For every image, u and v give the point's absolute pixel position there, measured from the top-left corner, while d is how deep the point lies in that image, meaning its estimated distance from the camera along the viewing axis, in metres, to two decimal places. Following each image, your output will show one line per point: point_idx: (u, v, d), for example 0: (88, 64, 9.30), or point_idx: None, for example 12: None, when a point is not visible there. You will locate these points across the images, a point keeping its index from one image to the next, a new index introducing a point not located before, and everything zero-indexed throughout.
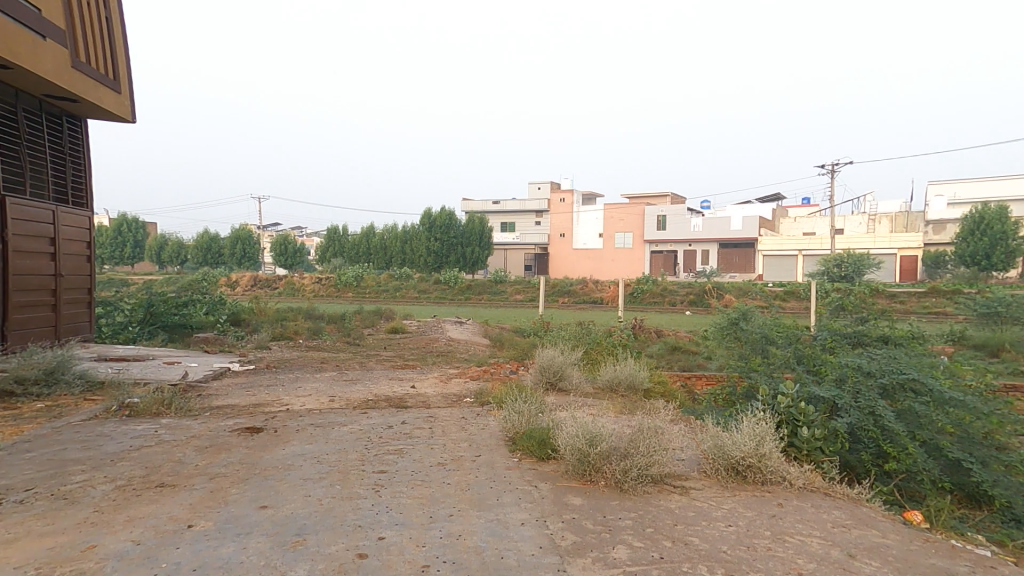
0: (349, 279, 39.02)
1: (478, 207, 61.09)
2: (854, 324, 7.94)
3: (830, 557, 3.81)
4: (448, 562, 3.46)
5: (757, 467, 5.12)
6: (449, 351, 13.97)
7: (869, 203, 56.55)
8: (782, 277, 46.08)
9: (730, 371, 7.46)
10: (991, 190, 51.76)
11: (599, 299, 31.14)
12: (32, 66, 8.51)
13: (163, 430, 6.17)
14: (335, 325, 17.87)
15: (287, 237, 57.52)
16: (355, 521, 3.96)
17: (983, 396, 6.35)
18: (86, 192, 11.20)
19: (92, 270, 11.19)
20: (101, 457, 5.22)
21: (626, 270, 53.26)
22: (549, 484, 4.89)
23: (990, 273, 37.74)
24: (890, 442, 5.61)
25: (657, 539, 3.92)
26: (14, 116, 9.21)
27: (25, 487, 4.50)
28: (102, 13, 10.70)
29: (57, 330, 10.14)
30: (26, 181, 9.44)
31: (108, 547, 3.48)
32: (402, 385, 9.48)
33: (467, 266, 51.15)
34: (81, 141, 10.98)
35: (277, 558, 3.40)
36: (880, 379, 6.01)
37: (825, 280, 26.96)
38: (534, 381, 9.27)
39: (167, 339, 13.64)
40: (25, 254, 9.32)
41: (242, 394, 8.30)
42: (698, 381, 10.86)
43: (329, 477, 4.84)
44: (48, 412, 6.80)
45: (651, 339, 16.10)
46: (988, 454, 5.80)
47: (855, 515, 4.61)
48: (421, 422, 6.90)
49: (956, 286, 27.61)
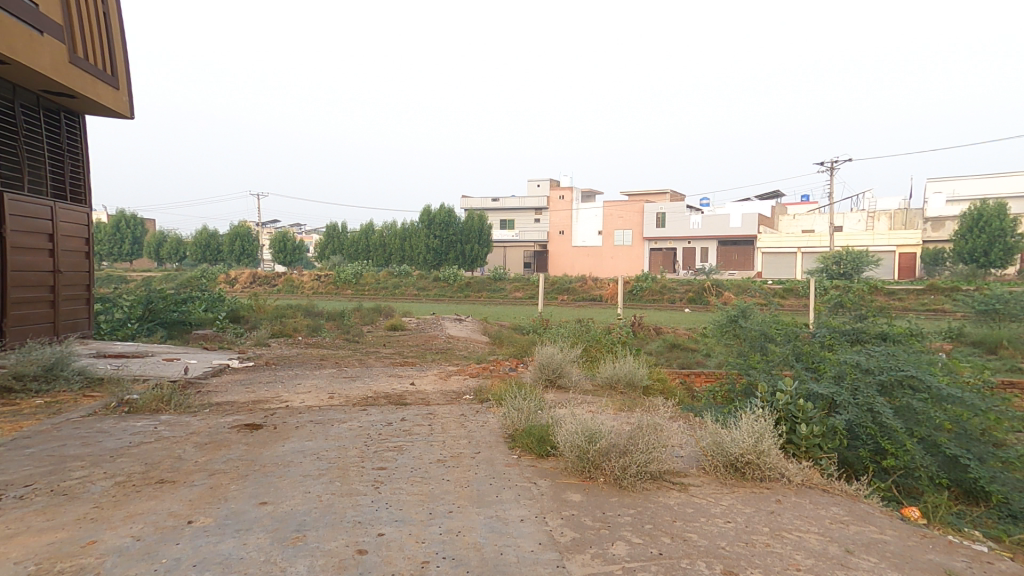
0: (348, 276, 39.01)
1: (477, 204, 61.06)
2: (853, 321, 7.95)
3: (828, 553, 3.82)
4: (448, 558, 3.47)
5: (755, 464, 5.14)
6: (448, 348, 13.98)
7: (868, 201, 56.58)
8: (781, 275, 46.11)
9: (729, 368, 7.45)
10: (990, 188, 51.74)
11: (598, 297, 31.14)
12: (29, 61, 8.48)
13: (163, 426, 6.17)
14: (334, 322, 17.90)
15: (287, 236, 57.56)
16: (355, 517, 3.97)
17: (981, 392, 6.36)
18: (85, 188, 11.18)
19: (91, 267, 11.19)
20: (101, 453, 5.23)
21: (626, 268, 52.78)
22: (549, 480, 4.91)
23: (989, 270, 37.80)
24: (889, 438, 5.62)
25: (656, 535, 3.94)
26: (11, 111, 9.19)
27: (25, 482, 4.51)
28: (100, 8, 10.68)
29: (56, 326, 10.13)
30: (24, 177, 9.42)
31: (109, 543, 3.48)
32: (401, 382, 9.50)
33: (466, 263, 51.17)
34: (79, 137, 10.96)
35: (276, 554, 3.41)
36: (878, 376, 6.01)
37: (824, 277, 26.98)
38: (533, 378, 9.28)
39: (166, 336, 13.65)
40: (23, 250, 9.31)
41: (241, 391, 8.31)
42: (697, 379, 10.88)
43: (329, 473, 4.85)
44: (47, 408, 6.81)
45: (650, 336, 16.12)
46: (984, 451, 5.83)
47: (852, 511, 4.63)
48: (420, 419, 6.91)
49: (954, 283, 27.62)
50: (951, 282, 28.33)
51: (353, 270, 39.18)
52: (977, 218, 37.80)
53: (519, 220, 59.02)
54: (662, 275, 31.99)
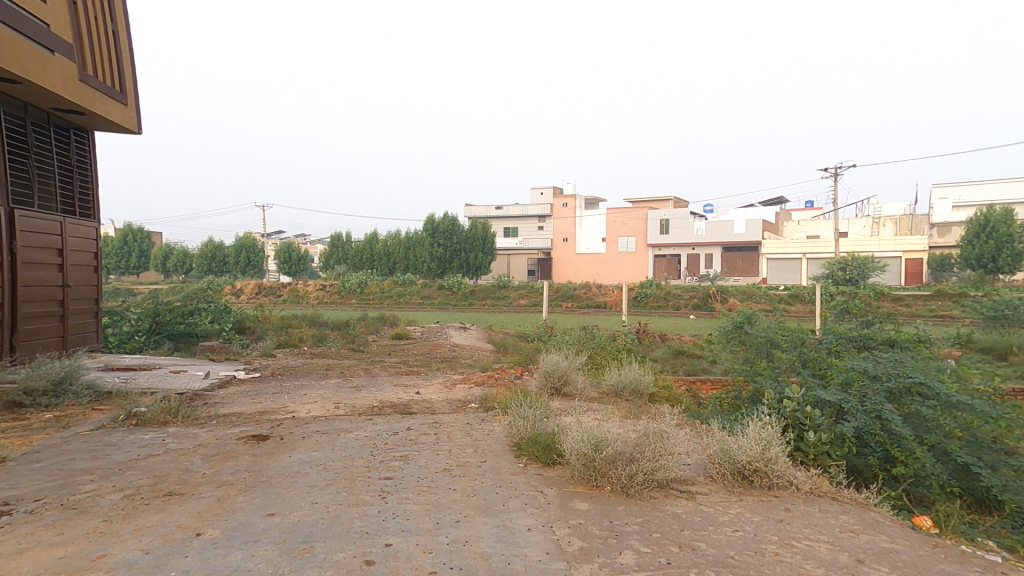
0: (353, 284, 39.23)
1: (481, 212, 61.36)
2: (860, 327, 7.91)
3: (839, 562, 3.80)
4: (455, 568, 3.47)
5: (763, 472, 5.11)
6: (453, 357, 14.01)
7: (874, 206, 56.52)
8: (785, 280, 45.88)
9: (735, 375, 7.37)
10: (997, 193, 51.60)
11: (603, 304, 31.20)
12: (41, 80, 8.62)
13: (171, 439, 6.19)
14: (340, 331, 17.93)
15: (293, 245, 57.88)
16: (362, 528, 3.97)
17: (991, 399, 6.34)
18: (94, 202, 11.27)
19: (99, 280, 11.25)
20: (110, 466, 5.25)
21: (632, 274, 52.98)
22: (555, 489, 4.90)
23: (996, 276, 37.64)
24: (898, 446, 5.60)
25: (664, 544, 3.92)
26: (22, 129, 9.27)
27: (35, 497, 4.53)
28: (109, 27, 10.82)
29: (65, 341, 10.18)
30: (35, 194, 9.47)
31: (119, 556, 3.49)
32: (406, 391, 9.50)
33: (471, 271, 51.52)
34: (88, 153, 11.07)
35: (285, 566, 3.41)
36: (886, 383, 5.98)
37: (830, 283, 27.00)
38: (538, 386, 9.26)
39: (172, 348, 13.73)
40: (33, 265, 9.37)
41: (248, 402, 8.34)
42: (703, 385, 10.83)
43: (335, 484, 4.85)
44: (57, 422, 6.84)
45: (655, 342, 16.10)
46: (996, 459, 5.75)
47: (863, 520, 4.59)
48: (426, 428, 6.90)
49: (964, 289, 27.47)
50: (958, 288, 28.20)
51: (359, 279, 39.53)
52: (983, 223, 37.82)
53: (523, 228, 59.11)
54: (667, 281, 32.05)
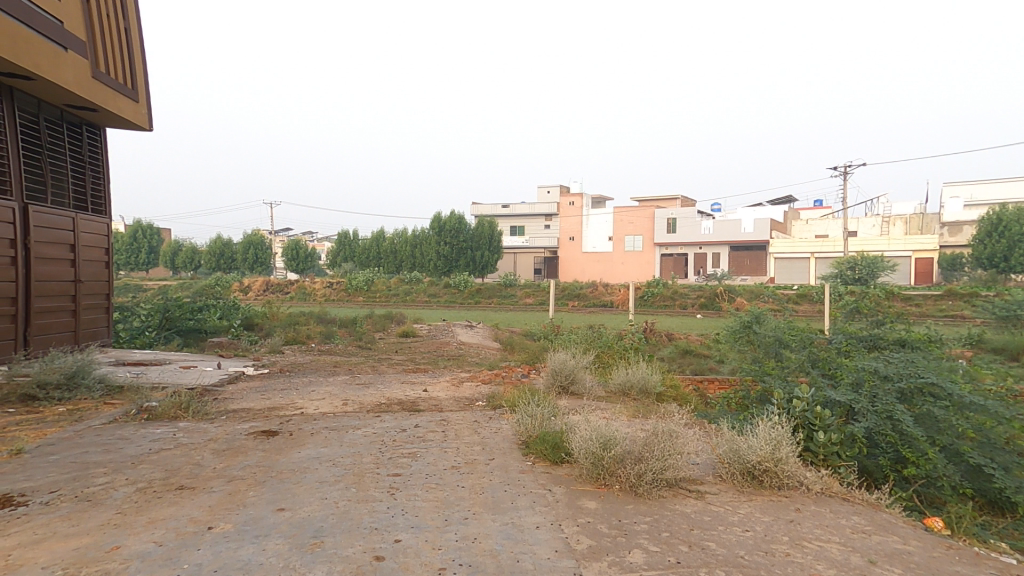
0: (360, 283, 39.61)
1: (488, 211, 61.44)
2: (870, 327, 7.84)
3: (851, 563, 3.78)
4: (465, 565, 3.48)
5: (773, 472, 5.09)
6: (460, 355, 14.02)
7: (884, 205, 56.18)
8: (793, 279, 45.77)
9: (743, 375, 7.31)
10: (1009, 193, 51.15)
11: (610, 303, 31.20)
12: (55, 78, 8.69)
13: (181, 433, 6.22)
14: (347, 329, 18.01)
15: (302, 241, 57.80)
16: (372, 523, 3.98)
17: (1003, 399, 6.28)
18: (106, 199, 11.33)
19: (110, 276, 11.32)
20: (123, 459, 5.29)
21: (638, 274, 52.98)
22: (563, 488, 4.89)
23: (1008, 275, 37.24)
24: (909, 447, 5.56)
25: (673, 544, 3.91)
26: (35, 125, 9.33)
27: (49, 489, 4.56)
28: (121, 24, 10.88)
29: (76, 335, 10.26)
30: (48, 190, 9.53)
31: (132, 548, 3.52)
32: (413, 389, 9.50)
33: (478, 270, 51.61)
34: (100, 150, 11.13)
35: (296, 560, 3.42)
36: (897, 384, 5.93)
37: (838, 281, 26.92)
38: (545, 385, 9.25)
39: (181, 344, 13.78)
40: (46, 261, 9.42)
41: (256, 398, 8.36)
42: (711, 385, 10.82)
43: (344, 479, 4.88)
44: (69, 416, 6.88)
45: (662, 342, 16.06)
46: (1009, 460, 5.69)
47: (874, 521, 4.57)
48: (433, 425, 6.91)
49: (974, 288, 27.27)
50: (968, 287, 27.92)
51: (365, 277, 39.82)
52: (995, 222, 37.49)
53: (530, 227, 59.14)
54: (673, 280, 31.91)
